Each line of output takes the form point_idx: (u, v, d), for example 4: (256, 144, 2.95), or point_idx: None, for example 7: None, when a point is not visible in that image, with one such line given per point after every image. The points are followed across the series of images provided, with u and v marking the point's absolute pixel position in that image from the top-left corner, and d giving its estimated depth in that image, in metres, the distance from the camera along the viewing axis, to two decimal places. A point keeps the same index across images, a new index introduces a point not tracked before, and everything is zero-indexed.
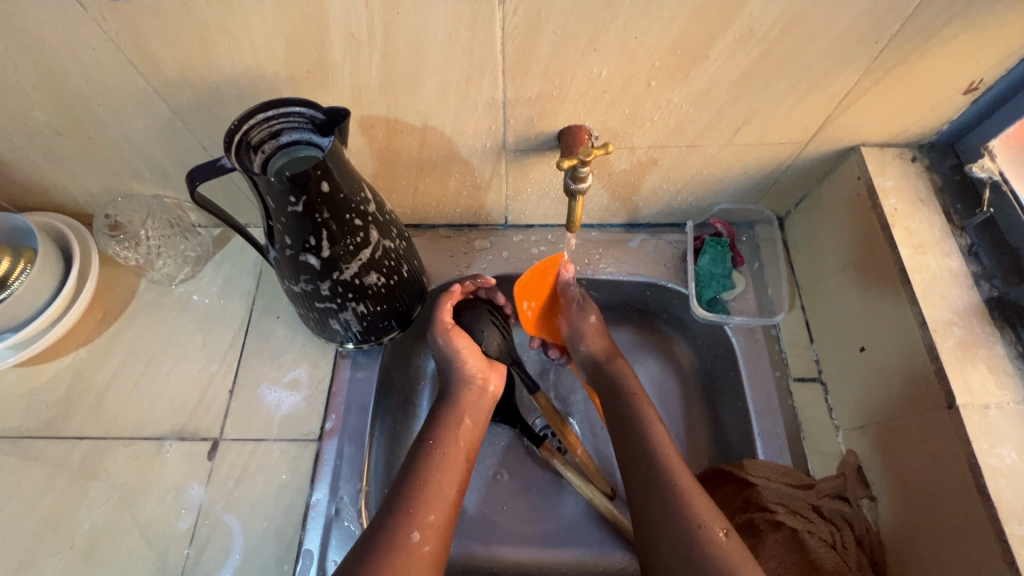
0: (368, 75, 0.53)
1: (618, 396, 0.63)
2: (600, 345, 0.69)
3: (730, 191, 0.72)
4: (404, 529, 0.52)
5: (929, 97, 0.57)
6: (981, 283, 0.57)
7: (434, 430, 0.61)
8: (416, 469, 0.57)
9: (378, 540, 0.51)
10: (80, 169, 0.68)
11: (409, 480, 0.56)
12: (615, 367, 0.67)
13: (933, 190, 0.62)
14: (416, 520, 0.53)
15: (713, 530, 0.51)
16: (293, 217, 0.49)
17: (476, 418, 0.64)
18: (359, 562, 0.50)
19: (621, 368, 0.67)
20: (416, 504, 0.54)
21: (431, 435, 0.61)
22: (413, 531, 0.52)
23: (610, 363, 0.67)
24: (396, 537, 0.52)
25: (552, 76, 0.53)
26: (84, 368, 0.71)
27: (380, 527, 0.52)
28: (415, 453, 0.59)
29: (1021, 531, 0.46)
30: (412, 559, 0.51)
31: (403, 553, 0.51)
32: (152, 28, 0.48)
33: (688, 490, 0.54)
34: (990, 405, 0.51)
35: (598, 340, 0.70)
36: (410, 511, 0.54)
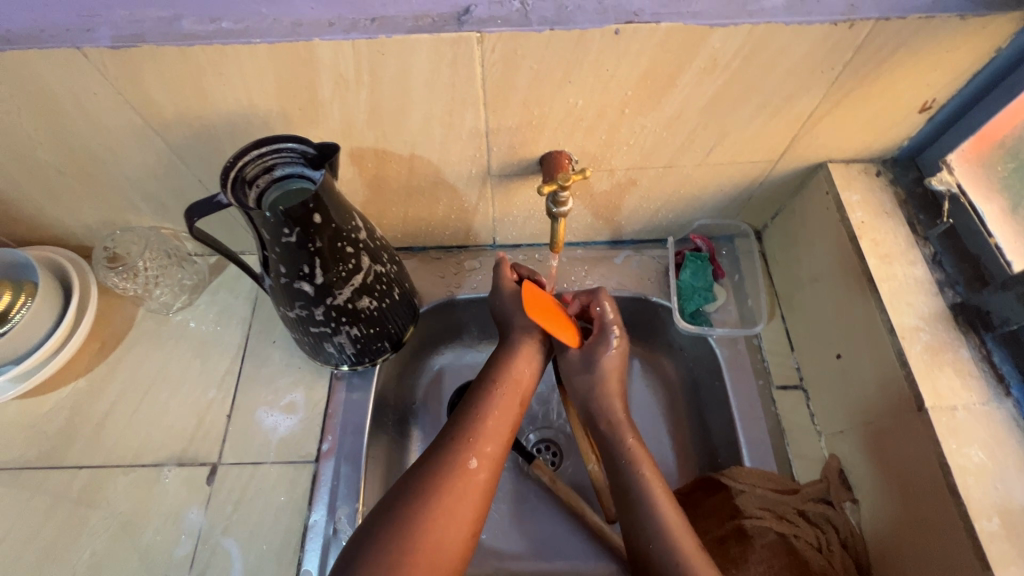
0: (356, 110, 0.55)
1: (619, 468, 0.62)
2: (616, 404, 0.66)
3: (708, 207, 0.75)
4: (462, 456, 0.56)
5: (887, 115, 0.60)
6: (945, 290, 0.60)
7: (493, 370, 0.64)
8: (475, 403, 0.61)
9: (435, 468, 0.55)
10: (80, 205, 0.70)
11: (467, 413, 0.60)
12: (616, 434, 0.64)
13: (897, 202, 0.66)
14: (476, 448, 0.57)
15: None
16: (287, 247, 0.51)
17: (536, 364, 0.66)
18: (417, 482, 0.54)
19: (619, 435, 0.64)
20: (474, 436, 0.57)
21: (491, 373, 0.64)
22: (472, 458, 0.56)
23: (613, 425, 0.65)
24: (456, 463, 0.55)
25: (531, 107, 0.56)
26: (83, 398, 0.72)
27: (436, 454, 0.56)
28: (479, 388, 0.62)
29: (990, 527, 0.48)
30: (468, 483, 0.54)
31: (460, 478, 0.54)
32: (150, 73, 0.51)
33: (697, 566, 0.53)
34: (957, 406, 0.53)
35: (612, 394, 0.66)
36: (471, 441, 0.57)
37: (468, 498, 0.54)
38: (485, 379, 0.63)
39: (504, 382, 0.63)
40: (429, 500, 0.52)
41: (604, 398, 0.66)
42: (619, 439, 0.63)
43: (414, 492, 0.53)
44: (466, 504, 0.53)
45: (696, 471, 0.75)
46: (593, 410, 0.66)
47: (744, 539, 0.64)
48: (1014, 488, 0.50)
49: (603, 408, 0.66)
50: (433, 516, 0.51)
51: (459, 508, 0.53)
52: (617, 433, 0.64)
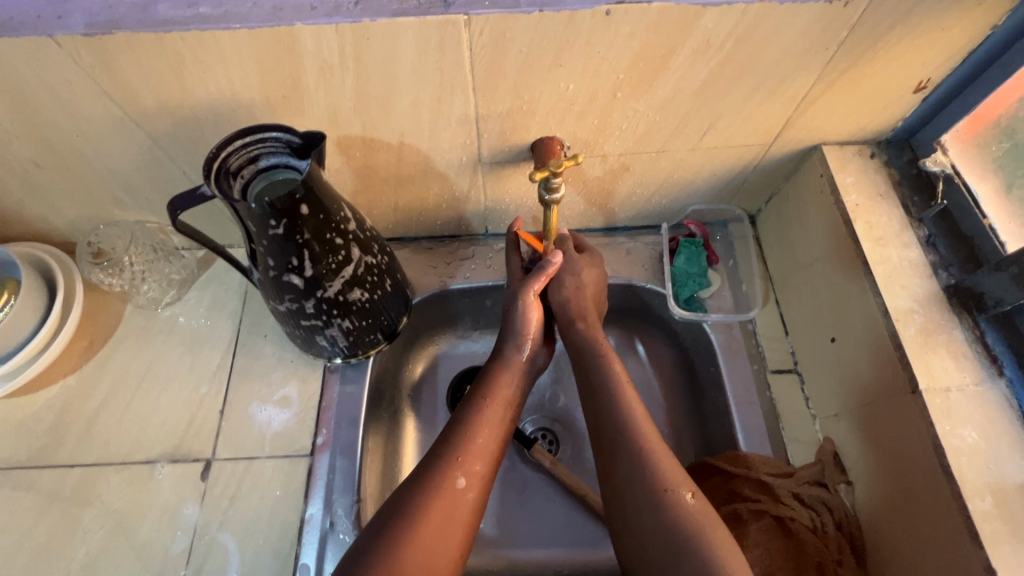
0: (342, 97, 0.54)
1: (618, 434, 0.56)
2: (588, 305, 0.66)
3: (702, 192, 0.74)
4: (450, 475, 0.55)
5: (882, 95, 0.59)
6: (939, 272, 0.60)
7: (483, 386, 0.62)
8: (466, 419, 0.59)
9: (421, 488, 0.54)
10: (62, 199, 0.68)
11: (452, 431, 0.58)
12: (617, 399, 0.58)
13: (891, 184, 0.65)
14: (462, 467, 0.55)
15: (680, 491, 0.51)
16: (275, 240, 0.50)
17: (524, 381, 0.64)
18: (402, 502, 0.53)
19: (622, 404, 0.58)
20: (463, 452, 0.56)
21: (478, 389, 0.62)
22: (459, 477, 0.55)
23: (611, 385, 0.59)
24: (443, 482, 0.54)
25: (521, 92, 0.55)
26: (73, 396, 0.71)
27: (421, 474, 0.55)
28: (468, 403, 0.61)
29: (984, 507, 0.48)
30: (453, 502, 0.53)
31: (448, 498, 0.53)
32: (128, 60, 0.49)
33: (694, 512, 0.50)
34: (951, 388, 0.53)
35: (587, 297, 0.67)
36: (457, 461, 0.56)
37: (455, 517, 0.53)
38: (474, 397, 0.61)
39: (493, 398, 0.61)
40: (416, 519, 0.51)
41: (577, 300, 0.66)
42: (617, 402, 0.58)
43: (401, 512, 0.52)
44: (454, 526, 0.52)
45: (692, 456, 0.76)
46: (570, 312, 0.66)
47: (740, 523, 0.64)
48: (1007, 467, 0.50)
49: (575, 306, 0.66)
50: (420, 537, 0.51)
51: (448, 528, 0.52)
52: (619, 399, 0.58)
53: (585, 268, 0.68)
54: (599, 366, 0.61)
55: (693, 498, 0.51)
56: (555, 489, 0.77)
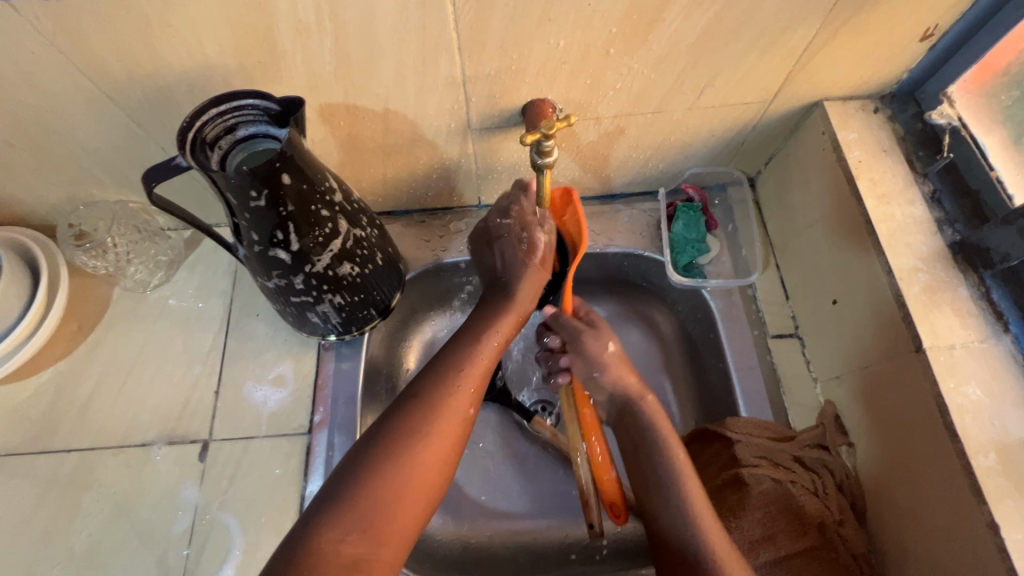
0: (322, 61, 0.52)
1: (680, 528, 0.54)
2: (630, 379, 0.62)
3: (700, 155, 0.72)
4: (467, 404, 0.54)
5: (887, 46, 0.57)
6: (944, 228, 0.58)
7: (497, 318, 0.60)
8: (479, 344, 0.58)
9: (434, 409, 0.52)
10: (39, 180, 0.66)
11: (462, 350, 0.57)
12: (680, 494, 0.55)
13: (895, 139, 0.63)
14: (474, 395, 0.55)
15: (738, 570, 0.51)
16: (257, 212, 0.48)
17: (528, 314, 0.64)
18: (414, 419, 0.51)
19: (686, 497, 0.55)
20: (473, 381, 0.56)
21: (493, 319, 0.60)
22: (471, 407, 0.55)
23: (672, 475, 0.56)
24: (460, 409, 0.54)
25: (509, 50, 0.53)
26: (65, 381, 0.70)
27: (435, 394, 0.53)
28: (477, 329, 0.59)
29: (987, 463, 0.48)
30: (461, 429, 0.53)
31: (458, 424, 0.53)
32: (92, 25, 0.47)
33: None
34: (955, 345, 0.52)
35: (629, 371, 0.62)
36: (472, 387, 0.55)
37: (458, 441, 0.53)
38: (481, 321, 0.60)
39: (504, 327, 0.60)
40: (430, 439, 0.51)
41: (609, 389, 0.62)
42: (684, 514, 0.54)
43: (413, 428, 0.51)
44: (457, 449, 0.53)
45: (692, 424, 0.76)
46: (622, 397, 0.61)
47: (741, 487, 0.63)
48: (1010, 423, 0.49)
49: (613, 397, 0.63)
50: (430, 460, 0.50)
51: (450, 448, 0.52)
52: (693, 518, 0.54)
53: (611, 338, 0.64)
54: (659, 458, 0.57)
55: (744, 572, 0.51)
56: (557, 460, 0.77)
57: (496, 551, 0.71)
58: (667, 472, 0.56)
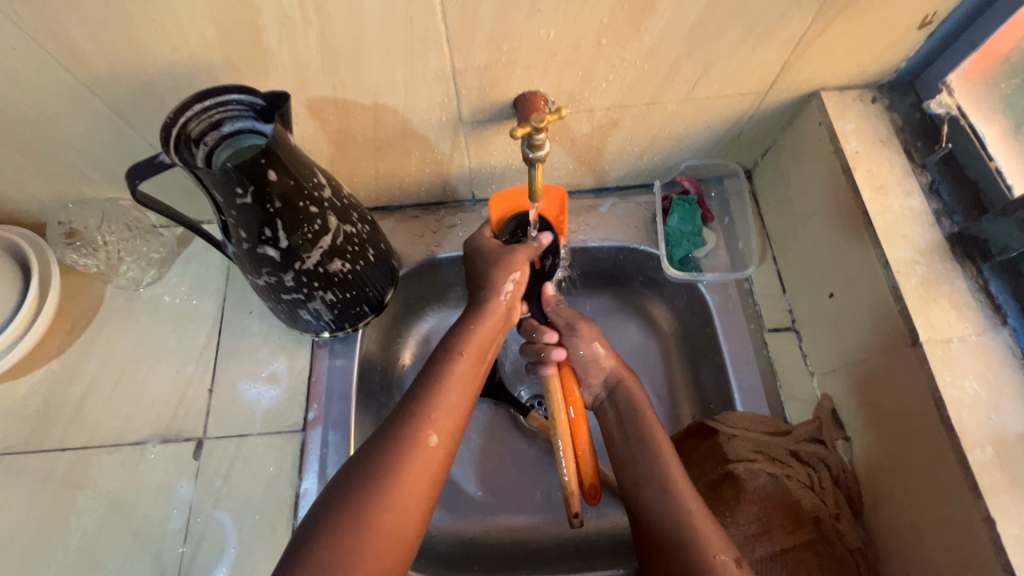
0: (308, 55, 0.51)
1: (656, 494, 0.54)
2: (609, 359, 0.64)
3: (696, 147, 0.71)
4: (422, 432, 0.51)
5: (884, 34, 0.56)
6: (942, 220, 0.58)
7: (455, 338, 0.58)
8: (438, 372, 0.55)
9: (392, 442, 0.50)
10: (28, 178, 0.66)
11: (423, 386, 0.54)
12: (656, 464, 0.56)
13: (893, 129, 0.62)
14: (433, 424, 0.52)
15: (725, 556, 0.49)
16: (244, 209, 0.48)
17: (498, 328, 0.61)
18: (375, 457, 0.49)
19: (662, 467, 0.56)
20: (433, 410, 0.52)
21: (454, 344, 0.58)
22: (433, 435, 0.51)
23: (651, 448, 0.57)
24: (417, 439, 0.50)
25: (499, 42, 0.52)
26: (59, 380, 0.70)
27: (397, 427, 0.51)
28: (439, 359, 0.57)
29: (983, 458, 0.47)
30: (425, 460, 0.50)
31: (418, 455, 0.50)
32: (73, 20, 0.46)
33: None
34: (952, 338, 0.52)
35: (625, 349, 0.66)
36: (433, 418, 0.52)
37: (427, 476, 0.50)
38: (444, 350, 0.57)
39: (466, 350, 0.57)
40: (388, 475, 0.48)
41: (604, 370, 0.64)
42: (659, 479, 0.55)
43: (373, 464, 0.48)
44: (420, 480, 0.49)
45: (688, 418, 0.75)
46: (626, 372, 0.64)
47: (736, 482, 0.62)
48: (1008, 417, 0.49)
49: (607, 379, 0.65)
50: (387, 496, 0.47)
51: (412, 480, 0.48)
52: (671, 489, 0.54)
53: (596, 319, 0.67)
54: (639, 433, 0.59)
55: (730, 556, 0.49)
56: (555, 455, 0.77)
57: (492, 546, 0.71)
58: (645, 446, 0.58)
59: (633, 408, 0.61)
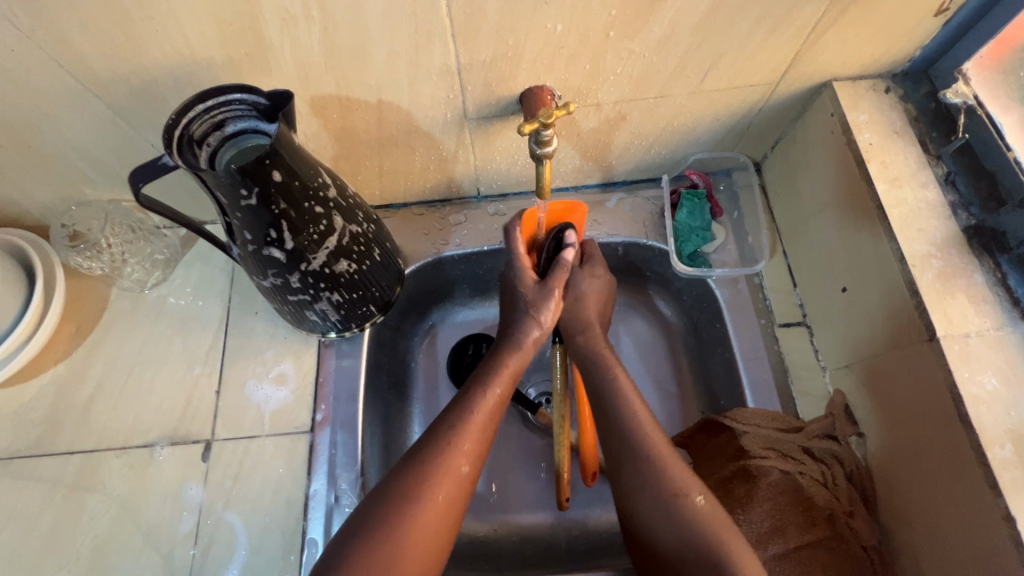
0: (311, 52, 0.50)
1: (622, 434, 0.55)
2: (592, 314, 0.65)
3: (705, 140, 0.69)
4: (454, 459, 0.52)
5: (899, 22, 0.54)
6: (959, 212, 0.56)
7: (484, 368, 0.59)
8: (467, 399, 0.56)
9: (421, 469, 0.51)
10: (29, 180, 0.65)
11: (454, 409, 0.55)
12: (619, 404, 0.57)
13: (907, 120, 0.61)
14: (465, 452, 0.53)
15: (691, 495, 0.50)
16: (249, 211, 0.47)
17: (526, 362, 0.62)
18: (401, 483, 0.50)
19: (625, 406, 0.56)
20: (462, 436, 0.53)
21: (483, 372, 0.59)
22: (463, 463, 0.52)
23: (615, 389, 0.58)
24: (448, 466, 0.51)
25: (505, 36, 0.51)
26: (66, 383, 0.69)
27: (425, 453, 0.52)
28: (470, 384, 0.58)
29: (1003, 455, 0.47)
30: (454, 488, 0.51)
31: (449, 482, 0.51)
32: (71, 19, 0.45)
33: (706, 517, 0.48)
34: (970, 333, 0.51)
35: (588, 307, 0.65)
36: (466, 445, 0.53)
37: (454, 501, 0.51)
38: (476, 379, 0.58)
39: (497, 380, 0.58)
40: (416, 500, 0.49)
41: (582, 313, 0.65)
42: (623, 416, 0.56)
43: (402, 491, 0.49)
44: (451, 505, 0.50)
45: (698, 415, 0.75)
46: (572, 322, 0.65)
47: (749, 479, 0.61)
48: None
49: (579, 322, 0.65)
50: (415, 521, 0.48)
51: (443, 507, 0.50)
52: (634, 430, 0.54)
53: (588, 280, 0.66)
54: (601, 374, 0.60)
55: (703, 499, 0.50)
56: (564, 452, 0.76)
57: (502, 544, 0.71)
58: (610, 385, 0.58)
59: (591, 353, 0.63)
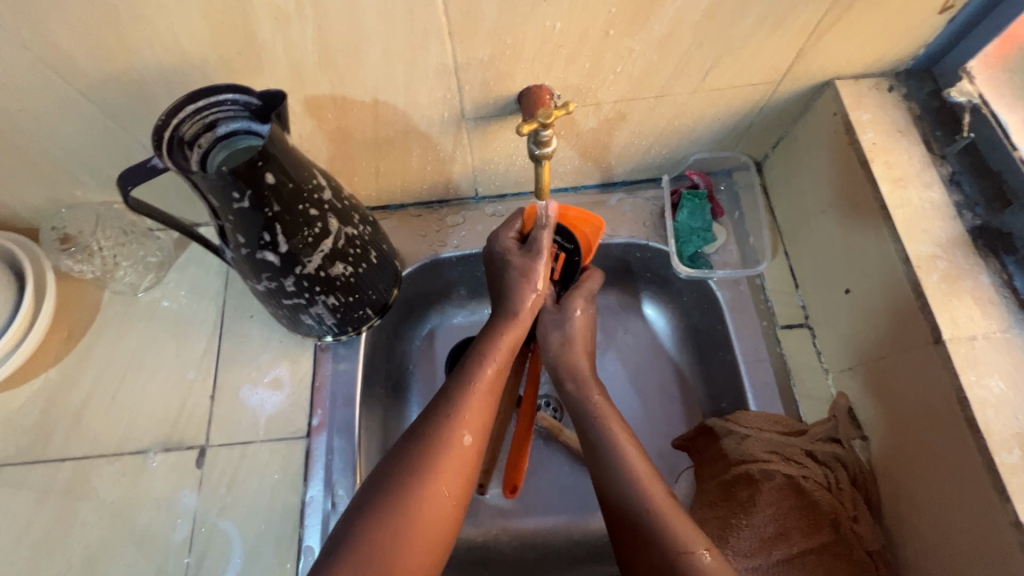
0: (305, 51, 0.49)
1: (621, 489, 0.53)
2: (582, 361, 0.63)
3: (705, 139, 0.69)
4: (456, 431, 0.51)
5: (903, 19, 0.54)
6: (964, 213, 0.56)
7: (482, 342, 0.58)
8: (466, 373, 0.56)
9: (425, 444, 0.50)
10: (17, 182, 0.64)
11: (455, 381, 0.55)
12: (617, 454, 0.55)
13: (911, 119, 0.60)
14: (467, 422, 0.52)
15: (695, 548, 0.48)
16: (242, 214, 0.46)
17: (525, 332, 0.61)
18: (405, 460, 0.49)
19: (623, 458, 0.55)
20: (463, 408, 0.53)
21: (483, 345, 0.58)
22: (468, 433, 0.52)
23: (609, 440, 0.56)
24: (451, 440, 0.51)
25: (503, 34, 0.50)
26: (57, 389, 0.68)
27: (429, 428, 0.51)
28: (468, 355, 0.57)
29: (1011, 460, 0.46)
30: (459, 460, 0.51)
31: (453, 455, 0.50)
32: (58, 18, 0.44)
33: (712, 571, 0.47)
34: (976, 336, 0.50)
35: (577, 349, 0.63)
36: (468, 416, 0.53)
37: (461, 473, 0.51)
38: (474, 352, 0.58)
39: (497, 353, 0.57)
40: (420, 475, 0.48)
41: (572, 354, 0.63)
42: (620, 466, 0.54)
43: (406, 467, 0.49)
44: (457, 476, 0.50)
45: (699, 418, 0.74)
46: (561, 366, 0.63)
47: (751, 483, 0.61)
48: None
49: (570, 366, 0.62)
50: (422, 493, 0.48)
51: (450, 480, 0.50)
52: (633, 482, 0.53)
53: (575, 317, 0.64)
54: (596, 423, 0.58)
55: (708, 556, 0.48)
56: (563, 455, 0.75)
57: (502, 550, 0.70)
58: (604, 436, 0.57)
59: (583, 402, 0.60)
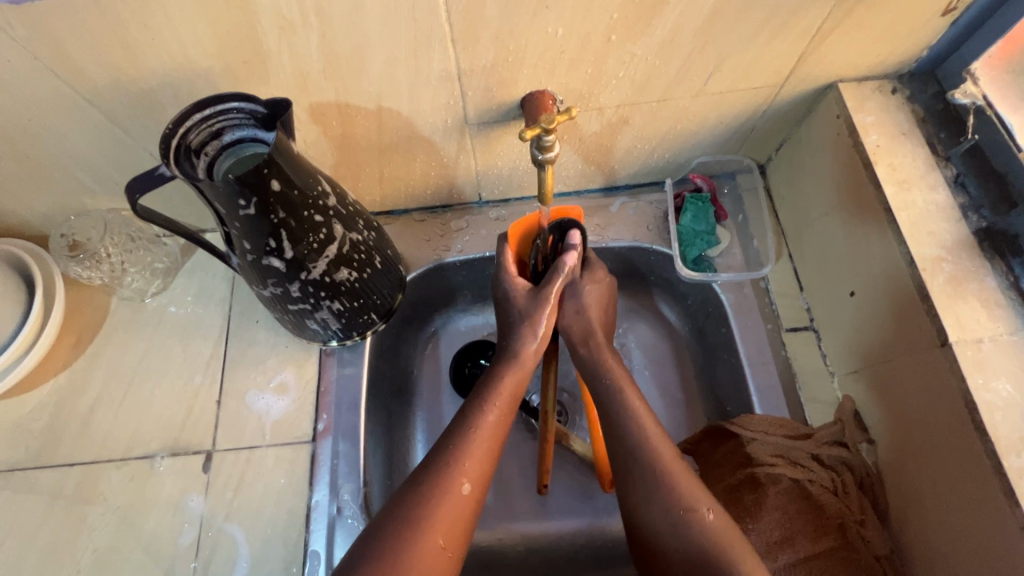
0: (309, 59, 0.49)
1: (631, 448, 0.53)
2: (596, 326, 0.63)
3: (708, 143, 0.69)
4: (455, 480, 0.50)
5: (905, 22, 0.54)
6: (969, 215, 0.55)
7: (483, 388, 0.57)
8: (466, 421, 0.54)
9: (422, 493, 0.49)
10: (28, 190, 0.65)
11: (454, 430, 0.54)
12: (630, 417, 0.55)
13: (915, 121, 0.60)
14: (466, 471, 0.51)
15: (700, 510, 0.48)
16: (248, 221, 0.46)
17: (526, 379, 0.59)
18: (401, 510, 0.48)
19: (636, 421, 0.55)
20: (462, 457, 0.51)
21: (482, 391, 0.57)
22: (464, 483, 0.50)
23: (622, 405, 0.56)
24: (449, 490, 0.49)
25: (506, 41, 0.50)
26: (66, 395, 0.69)
27: (427, 476, 0.50)
28: (468, 403, 0.56)
29: (1020, 464, 0.45)
30: (456, 511, 0.49)
31: (451, 505, 0.49)
32: (67, 30, 0.45)
33: (715, 532, 0.47)
34: (983, 339, 0.50)
35: (591, 316, 0.63)
36: (466, 465, 0.51)
37: (457, 526, 0.48)
38: (473, 399, 0.56)
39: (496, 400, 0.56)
40: (415, 526, 0.47)
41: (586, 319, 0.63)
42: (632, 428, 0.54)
43: (402, 516, 0.47)
44: (453, 531, 0.48)
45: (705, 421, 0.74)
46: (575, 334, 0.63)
47: (757, 487, 0.60)
48: None
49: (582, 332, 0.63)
50: (417, 547, 0.46)
51: (446, 532, 0.47)
52: (644, 442, 0.53)
53: (589, 285, 0.63)
54: (610, 385, 0.58)
55: (714, 516, 0.48)
56: (568, 458, 0.75)
57: (507, 554, 0.70)
58: (618, 402, 0.56)
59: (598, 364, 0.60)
